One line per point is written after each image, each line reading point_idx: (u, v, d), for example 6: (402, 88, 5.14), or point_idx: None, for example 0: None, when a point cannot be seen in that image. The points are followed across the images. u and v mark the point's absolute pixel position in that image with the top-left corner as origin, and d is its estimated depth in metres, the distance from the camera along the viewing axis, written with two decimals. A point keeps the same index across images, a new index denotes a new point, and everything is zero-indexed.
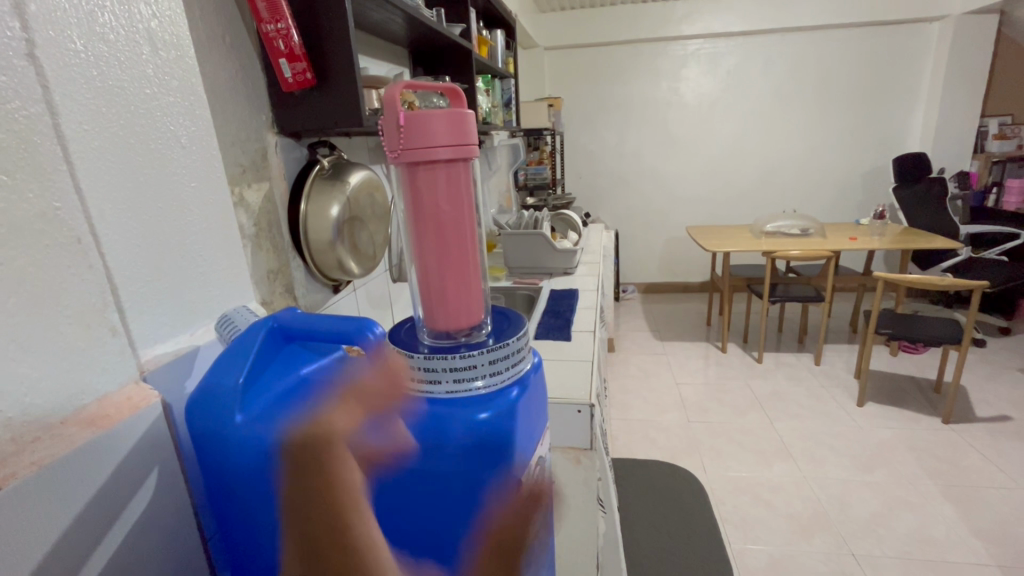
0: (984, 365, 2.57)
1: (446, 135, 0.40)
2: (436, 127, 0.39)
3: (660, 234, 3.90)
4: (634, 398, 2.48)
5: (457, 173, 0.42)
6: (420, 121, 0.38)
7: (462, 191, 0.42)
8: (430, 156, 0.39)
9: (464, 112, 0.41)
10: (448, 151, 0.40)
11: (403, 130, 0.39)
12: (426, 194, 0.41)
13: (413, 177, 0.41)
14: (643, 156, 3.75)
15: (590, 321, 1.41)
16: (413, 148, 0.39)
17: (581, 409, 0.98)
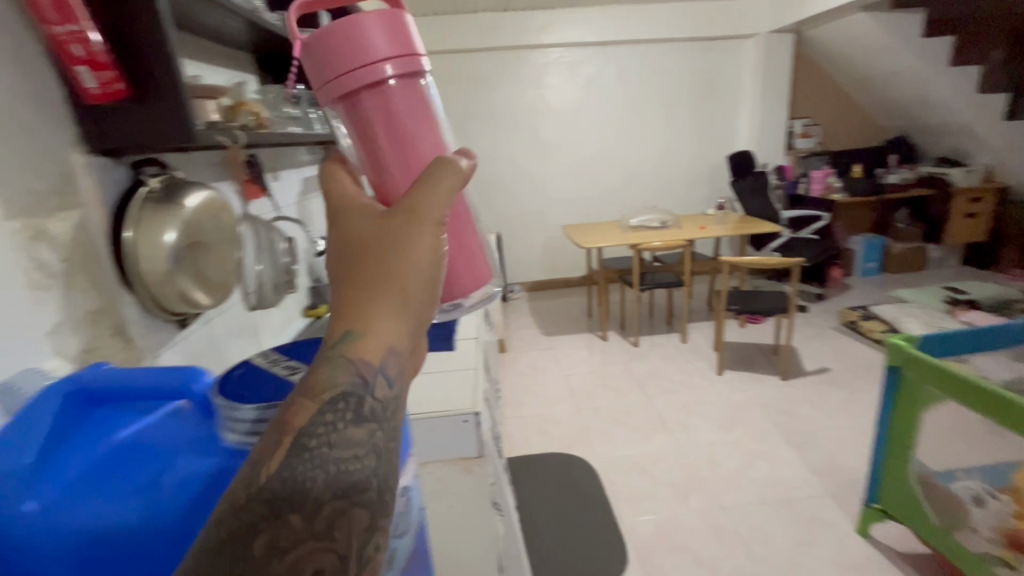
0: (808, 326, 3.06)
1: (378, 65, 0.42)
2: (365, 37, 0.41)
3: (539, 233, 4.07)
4: (527, 395, 2.55)
5: (400, 86, 0.44)
6: (348, 37, 0.41)
7: (413, 106, 0.45)
8: (370, 72, 0.42)
9: (388, 26, 0.42)
10: (388, 65, 0.42)
11: (337, 53, 0.41)
12: (372, 117, 0.44)
13: (363, 119, 0.44)
14: (517, 160, 3.87)
15: (474, 328, 1.42)
16: (350, 70, 0.42)
17: (467, 420, 0.99)
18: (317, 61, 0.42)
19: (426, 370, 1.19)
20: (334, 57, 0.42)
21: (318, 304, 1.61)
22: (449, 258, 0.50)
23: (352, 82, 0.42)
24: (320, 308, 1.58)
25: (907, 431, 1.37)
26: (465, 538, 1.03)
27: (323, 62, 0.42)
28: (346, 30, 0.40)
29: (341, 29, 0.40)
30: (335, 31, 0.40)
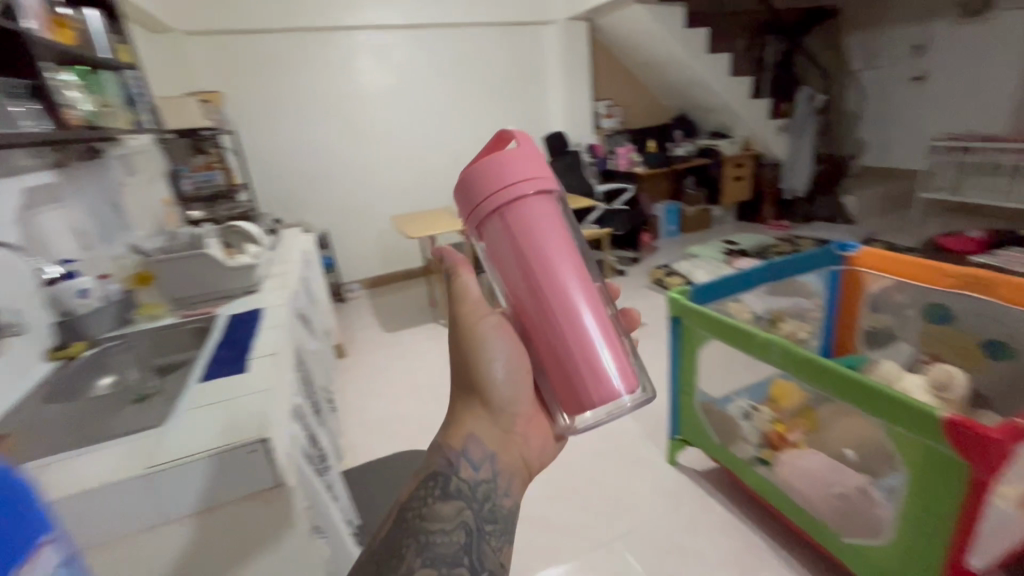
0: (627, 288, 3.43)
1: (524, 183, 0.53)
2: (512, 168, 0.53)
3: (372, 227, 3.89)
4: (371, 398, 2.44)
5: (546, 200, 0.54)
6: (496, 169, 0.53)
7: (554, 215, 0.54)
8: (515, 191, 0.52)
9: (525, 158, 0.54)
10: (527, 183, 0.53)
11: (487, 179, 0.53)
12: (519, 227, 0.53)
13: (506, 222, 0.53)
14: (335, 151, 3.63)
15: (273, 342, 1.28)
16: (499, 192, 0.53)
17: (254, 448, 0.89)
18: (469, 186, 0.54)
19: (210, 400, 1.03)
20: (487, 183, 0.53)
21: (71, 343, 1.30)
22: (576, 354, 0.55)
23: (500, 198, 0.53)
24: (73, 346, 1.28)
25: (688, 364, 1.60)
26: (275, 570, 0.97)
27: (475, 187, 0.53)
28: (493, 163, 0.53)
29: (490, 163, 0.53)
30: (482, 165, 0.53)
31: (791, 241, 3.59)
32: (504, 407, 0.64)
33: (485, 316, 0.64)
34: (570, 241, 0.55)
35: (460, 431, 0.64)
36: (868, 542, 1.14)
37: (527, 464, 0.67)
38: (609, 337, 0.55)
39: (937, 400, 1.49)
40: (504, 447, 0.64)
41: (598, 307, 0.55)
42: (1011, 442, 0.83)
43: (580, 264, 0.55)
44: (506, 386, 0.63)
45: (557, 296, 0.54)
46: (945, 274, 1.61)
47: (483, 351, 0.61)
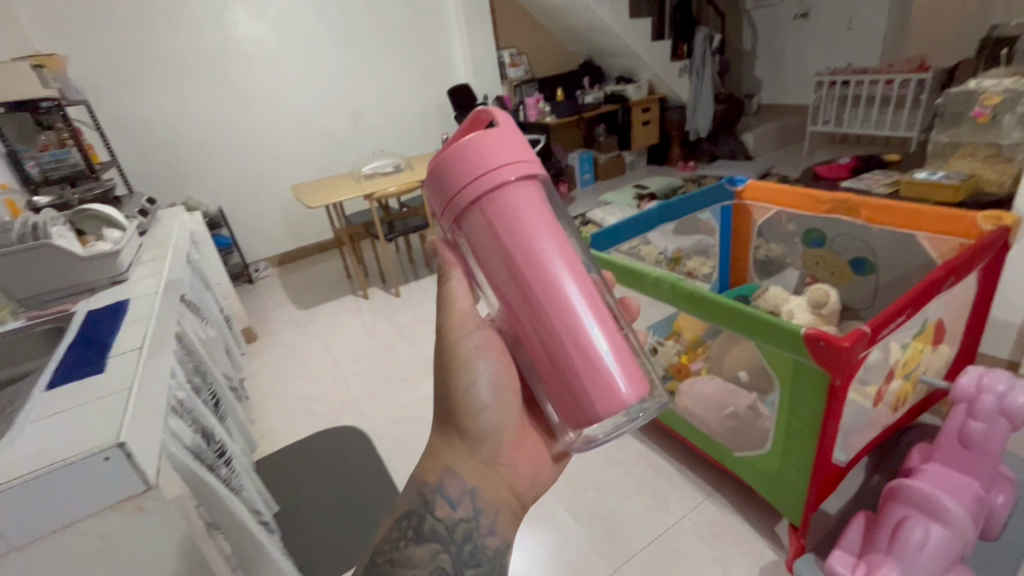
0: None
1: (505, 166, 0.49)
2: (492, 153, 0.49)
3: (273, 199, 3.61)
4: (287, 380, 2.33)
5: (531, 188, 0.51)
6: (474, 152, 0.49)
7: (540, 202, 0.51)
8: (496, 176, 0.49)
9: (508, 141, 0.50)
10: (509, 167, 0.49)
11: (465, 165, 0.50)
12: (502, 214, 0.49)
13: (488, 212, 0.50)
14: (217, 117, 3.29)
15: (138, 336, 1.14)
16: (479, 179, 0.49)
17: (109, 455, 0.79)
18: (446, 175, 0.51)
19: (57, 409, 0.91)
20: (465, 169, 0.50)
21: None
22: (572, 355, 0.50)
23: (479, 184, 0.49)
24: None
25: None
26: None
27: (453, 174, 0.50)
28: (470, 146, 0.50)
29: (467, 146, 0.50)
30: (456, 149, 0.50)
31: (696, 181, 3.73)
32: (483, 438, 0.66)
33: (469, 335, 0.63)
34: (561, 230, 0.52)
35: (436, 466, 0.66)
36: (754, 454, 1.23)
37: (514, 493, 0.68)
38: (612, 337, 0.51)
39: (814, 317, 1.64)
40: (485, 479, 0.66)
41: (595, 302, 0.51)
42: (859, 348, 0.91)
43: (573, 255, 0.51)
44: (486, 412, 0.65)
45: (550, 291, 0.50)
46: (819, 201, 1.72)
47: (465, 374, 0.63)
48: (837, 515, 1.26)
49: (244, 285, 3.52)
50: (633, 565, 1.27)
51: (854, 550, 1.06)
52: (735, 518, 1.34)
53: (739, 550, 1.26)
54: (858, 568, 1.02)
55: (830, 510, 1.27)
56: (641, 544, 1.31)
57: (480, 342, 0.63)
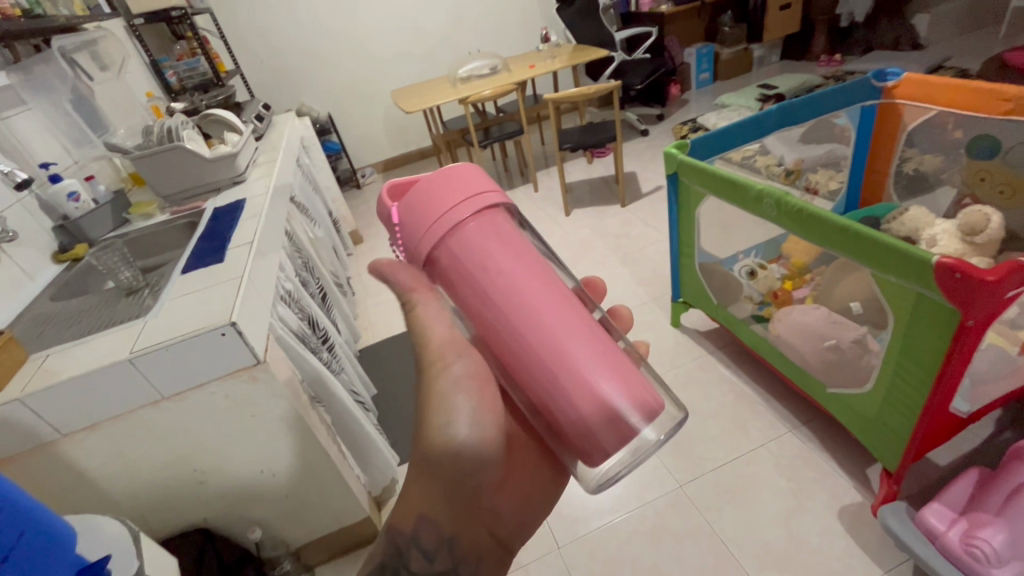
0: (646, 150, 3.19)
1: (461, 208, 0.44)
2: (441, 195, 0.44)
3: (376, 105, 3.70)
4: (387, 281, 2.52)
5: (494, 225, 0.45)
6: (422, 199, 0.45)
7: (506, 233, 0.45)
8: (451, 219, 0.43)
9: (460, 179, 0.45)
10: (465, 208, 0.44)
11: (418, 212, 0.45)
12: (466, 258, 0.44)
13: (455, 261, 0.44)
14: (323, 20, 3.33)
15: (250, 232, 1.27)
16: (433, 227, 0.44)
17: (225, 331, 0.91)
18: (398, 227, 0.46)
19: (187, 291, 1.06)
20: (417, 218, 0.45)
21: (73, 245, 1.36)
22: (581, 409, 0.44)
23: (436, 234, 0.44)
24: (75, 248, 1.34)
25: (689, 221, 1.49)
26: (281, 433, 1.07)
27: (406, 228, 0.45)
28: (416, 195, 0.45)
29: (415, 195, 0.45)
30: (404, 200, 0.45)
31: (840, 77, 3.13)
32: (462, 486, 0.60)
33: (451, 367, 0.55)
34: (535, 259, 0.46)
35: (409, 515, 0.63)
36: (852, 391, 1.12)
37: (496, 536, 0.65)
38: (616, 367, 0.44)
39: (962, 245, 1.38)
40: (462, 527, 0.63)
41: (587, 330, 0.44)
42: (1008, 286, 0.74)
43: (556, 292, 0.45)
44: (471, 459, 0.57)
45: (536, 332, 0.44)
46: (1004, 99, 1.36)
47: (441, 416, 0.56)
48: (946, 467, 1.12)
49: (353, 189, 3.76)
50: (700, 483, 1.26)
51: (956, 505, 0.95)
52: (821, 454, 1.26)
53: (820, 487, 1.19)
54: (956, 525, 0.91)
55: (939, 461, 1.13)
56: (711, 466, 1.30)
57: (463, 374, 0.56)
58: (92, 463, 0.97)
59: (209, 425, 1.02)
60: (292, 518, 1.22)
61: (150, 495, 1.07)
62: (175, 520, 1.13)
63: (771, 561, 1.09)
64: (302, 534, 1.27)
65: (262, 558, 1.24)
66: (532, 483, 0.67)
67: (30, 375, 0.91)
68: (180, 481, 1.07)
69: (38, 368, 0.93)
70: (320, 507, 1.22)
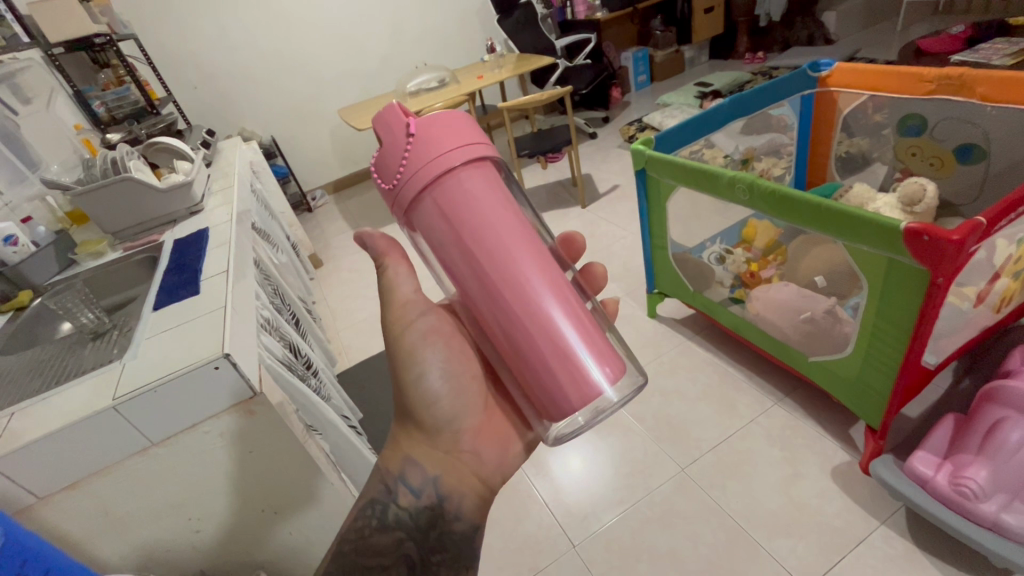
0: (597, 152, 3.29)
1: (451, 153, 0.47)
2: (435, 138, 0.47)
3: (322, 126, 3.62)
4: (355, 301, 2.46)
5: (481, 173, 0.48)
6: (411, 139, 0.47)
7: (491, 184, 0.49)
8: (442, 161, 0.46)
9: (455, 123, 0.48)
10: (457, 155, 0.47)
11: (411, 154, 0.47)
12: (452, 202, 0.47)
13: (439, 200, 0.47)
14: (259, 42, 3.23)
15: (222, 261, 1.21)
16: (423, 167, 0.47)
17: (218, 365, 0.87)
18: (390, 167, 0.49)
19: (165, 328, 1.00)
20: (407, 156, 0.47)
21: (17, 293, 1.24)
22: (542, 350, 0.49)
23: (425, 177, 0.47)
24: (18, 296, 1.22)
25: (659, 214, 1.55)
26: (281, 469, 1.03)
27: (395, 167, 0.48)
28: (407, 134, 0.48)
29: (409, 133, 0.47)
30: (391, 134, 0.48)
31: (766, 73, 3.36)
32: (441, 428, 0.66)
33: (412, 324, 0.65)
34: (515, 211, 0.50)
35: (397, 456, 0.67)
36: (831, 358, 1.19)
37: (480, 478, 0.67)
38: (575, 319, 0.49)
39: (905, 215, 1.50)
40: (446, 464, 0.66)
41: (554, 279, 0.49)
42: (969, 242, 0.82)
43: (530, 239, 0.49)
44: (441, 404, 0.65)
45: (511, 278, 0.48)
46: (925, 80, 1.50)
47: (414, 367, 0.64)
48: (918, 418, 1.23)
49: (305, 213, 3.64)
50: (700, 464, 1.31)
51: (939, 451, 1.03)
52: (806, 422, 1.33)
53: (811, 453, 1.26)
54: (942, 469, 0.99)
55: (912, 415, 1.24)
56: (708, 446, 1.35)
57: (426, 329, 0.65)
58: (75, 526, 0.89)
59: (203, 470, 0.95)
60: (299, 559, 1.16)
61: (142, 552, 0.99)
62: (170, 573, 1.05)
63: (777, 529, 1.14)
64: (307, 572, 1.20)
65: None
66: (515, 434, 0.69)
67: None
68: (173, 533, 1.00)
69: (4, 428, 0.84)
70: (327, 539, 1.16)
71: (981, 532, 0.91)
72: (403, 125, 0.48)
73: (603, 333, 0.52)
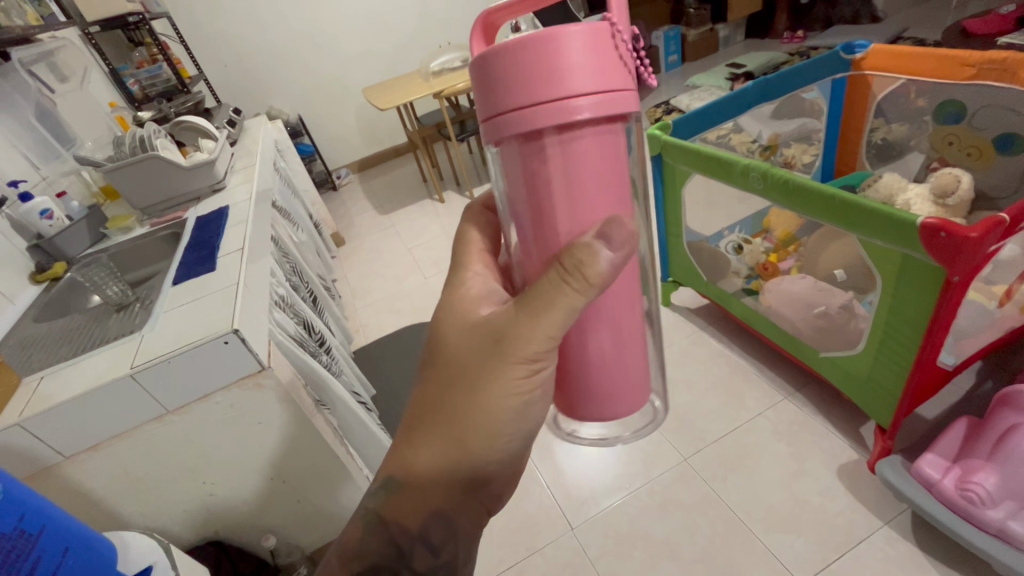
0: None
1: (585, 100, 0.38)
2: (573, 75, 0.38)
3: (347, 105, 3.65)
4: (373, 280, 2.51)
5: (607, 135, 0.41)
6: (561, 63, 0.38)
7: (611, 152, 0.42)
8: (576, 112, 0.39)
9: (602, 55, 0.39)
10: (594, 106, 0.39)
11: (535, 80, 0.38)
12: (559, 164, 0.41)
13: (545, 153, 0.41)
14: (288, 20, 3.26)
15: (239, 239, 1.25)
16: (544, 106, 0.39)
17: (227, 339, 0.90)
18: (503, 88, 0.39)
19: (180, 303, 1.04)
20: (533, 83, 0.38)
21: (52, 264, 1.32)
22: (601, 377, 0.52)
23: (540, 118, 0.39)
24: (53, 267, 1.29)
25: (675, 202, 1.52)
26: (290, 442, 1.07)
27: (527, 85, 0.39)
28: (540, 52, 0.38)
29: (543, 54, 0.38)
30: (543, 37, 0.37)
31: (804, 53, 3.21)
32: (486, 466, 0.55)
33: (543, 374, 0.51)
34: (624, 190, 0.44)
35: (419, 490, 0.56)
36: (841, 354, 1.16)
37: (490, 508, 0.62)
38: (637, 351, 0.52)
39: (935, 208, 1.43)
40: (468, 502, 0.58)
41: (632, 306, 0.50)
42: (989, 240, 0.79)
43: (631, 232, 0.45)
44: (507, 459, 0.57)
45: (598, 274, 0.45)
46: (965, 64, 1.42)
47: (501, 412, 0.52)
48: (934, 420, 1.19)
49: (329, 191, 3.71)
50: (703, 456, 1.30)
51: (948, 454, 1.01)
52: (815, 418, 1.31)
53: (818, 449, 1.24)
54: (949, 472, 0.96)
55: (927, 415, 1.20)
56: (713, 437, 1.33)
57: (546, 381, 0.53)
58: (97, 484, 0.95)
59: (215, 440, 1.01)
60: (309, 523, 1.23)
61: (162, 512, 1.06)
62: (188, 534, 1.13)
63: (777, 523, 1.13)
64: (315, 538, 1.27)
65: (277, 564, 1.25)
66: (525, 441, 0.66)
67: (25, 401, 0.88)
68: (190, 497, 1.07)
69: (34, 391, 0.90)
70: (334, 509, 1.21)
71: (985, 539, 0.88)
72: (544, 39, 0.37)
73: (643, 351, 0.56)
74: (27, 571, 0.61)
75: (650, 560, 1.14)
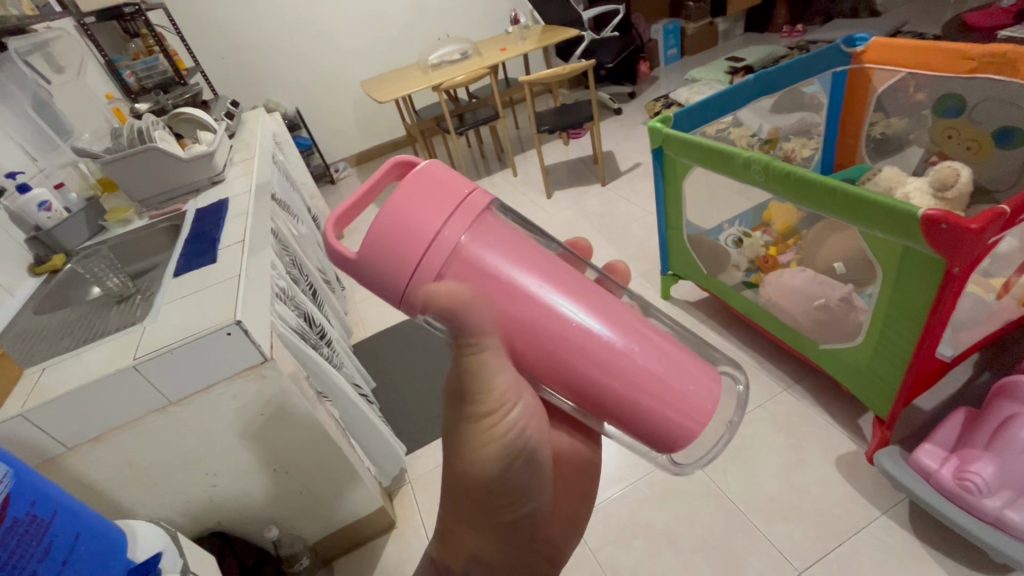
0: (620, 130, 3.22)
1: (450, 227, 0.44)
2: (420, 216, 0.43)
3: (344, 98, 3.63)
4: None
5: (483, 231, 0.45)
6: (404, 226, 0.43)
7: (503, 240, 0.46)
8: (439, 240, 0.43)
9: (436, 189, 0.45)
10: (449, 225, 0.44)
11: (399, 246, 0.43)
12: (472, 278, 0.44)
13: (459, 282, 0.44)
14: (285, 12, 3.23)
15: (239, 231, 1.25)
16: (423, 252, 0.43)
17: (230, 331, 0.90)
18: (379, 268, 0.44)
19: (181, 295, 1.03)
20: (404, 248, 0.43)
21: (50, 256, 1.31)
22: (657, 411, 0.46)
23: (428, 262, 0.43)
24: (52, 259, 1.28)
25: (676, 193, 1.52)
26: (298, 438, 1.09)
27: (385, 262, 0.44)
28: (392, 224, 0.43)
29: (393, 224, 0.43)
30: (380, 218, 0.43)
31: (803, 47, 3.20)
32: (512, 521, 0.59)
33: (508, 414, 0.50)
34: (540, 258, 0.47)
35: (460, 555, 0.61)
36: (842, 346, 1.17)
37: (548, 556, 0.66)
38: (664, 354, 0.47)
39: (936, 201, 1.44)
40: (511, 559, 0.62)
41: (624, 325, 0.47)
42: (989, 232, 0.79)
43: (570, 282, 0.47)
44: (531, 510, 0.59)
45: (572, 336, 0.45)
46: (965, 57, 1.42)
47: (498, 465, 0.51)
48: (931, 411, 1.20)
49: (327, 185, 3.69)
50: None
51: (946, 445, 1.02)
52: (813, 409, 1.32)
53: (816, 439, 1.25)
54: (947, 462, 0.97)
55: (924, 407, 1.21)
56: None
57: (522, 416, 0.50)
58: (99, 474, 0.95)
59: (217, 431, 1.00)
60: (314, 516, 1.24)
61: (166, 502, 1.07)
62: (189, 527, 1.13)
63: (777, 513, 1.14)
64: (317, 530, 1.27)
65: (281, 556, 1.23)
66: (565, 495, 0.66)
67: (26, 393, 0.87)
68: (193, 488, 1.07)
69: (35, 383, 0.89)
70: (342, 502, 1.24)
71: (983, 528, 0.90)
72: (386, 218, 0.44)
73: (673, 340, 0.49)
74: (40, 553, 0.61)
75: (650, 548, 1.15)
